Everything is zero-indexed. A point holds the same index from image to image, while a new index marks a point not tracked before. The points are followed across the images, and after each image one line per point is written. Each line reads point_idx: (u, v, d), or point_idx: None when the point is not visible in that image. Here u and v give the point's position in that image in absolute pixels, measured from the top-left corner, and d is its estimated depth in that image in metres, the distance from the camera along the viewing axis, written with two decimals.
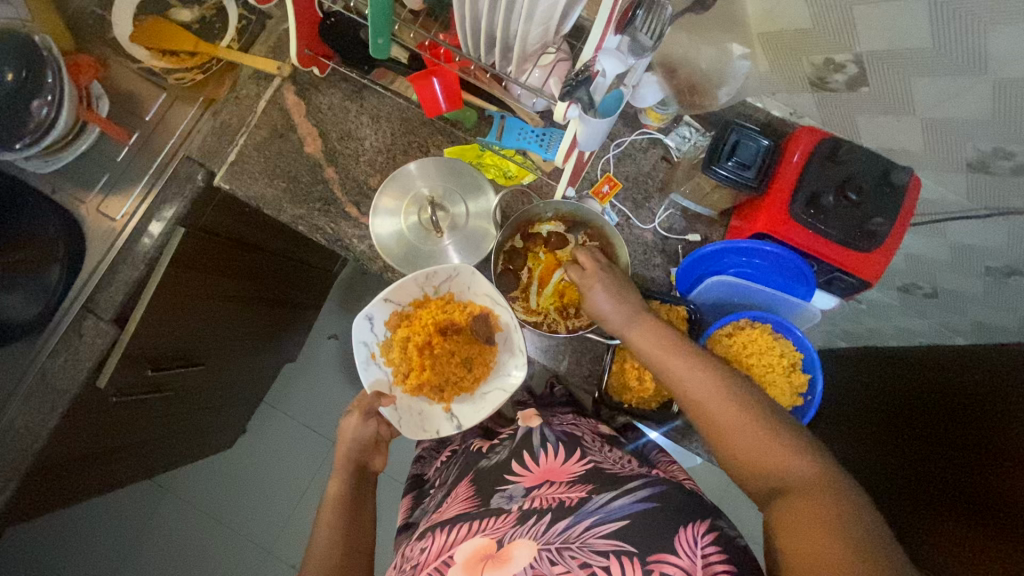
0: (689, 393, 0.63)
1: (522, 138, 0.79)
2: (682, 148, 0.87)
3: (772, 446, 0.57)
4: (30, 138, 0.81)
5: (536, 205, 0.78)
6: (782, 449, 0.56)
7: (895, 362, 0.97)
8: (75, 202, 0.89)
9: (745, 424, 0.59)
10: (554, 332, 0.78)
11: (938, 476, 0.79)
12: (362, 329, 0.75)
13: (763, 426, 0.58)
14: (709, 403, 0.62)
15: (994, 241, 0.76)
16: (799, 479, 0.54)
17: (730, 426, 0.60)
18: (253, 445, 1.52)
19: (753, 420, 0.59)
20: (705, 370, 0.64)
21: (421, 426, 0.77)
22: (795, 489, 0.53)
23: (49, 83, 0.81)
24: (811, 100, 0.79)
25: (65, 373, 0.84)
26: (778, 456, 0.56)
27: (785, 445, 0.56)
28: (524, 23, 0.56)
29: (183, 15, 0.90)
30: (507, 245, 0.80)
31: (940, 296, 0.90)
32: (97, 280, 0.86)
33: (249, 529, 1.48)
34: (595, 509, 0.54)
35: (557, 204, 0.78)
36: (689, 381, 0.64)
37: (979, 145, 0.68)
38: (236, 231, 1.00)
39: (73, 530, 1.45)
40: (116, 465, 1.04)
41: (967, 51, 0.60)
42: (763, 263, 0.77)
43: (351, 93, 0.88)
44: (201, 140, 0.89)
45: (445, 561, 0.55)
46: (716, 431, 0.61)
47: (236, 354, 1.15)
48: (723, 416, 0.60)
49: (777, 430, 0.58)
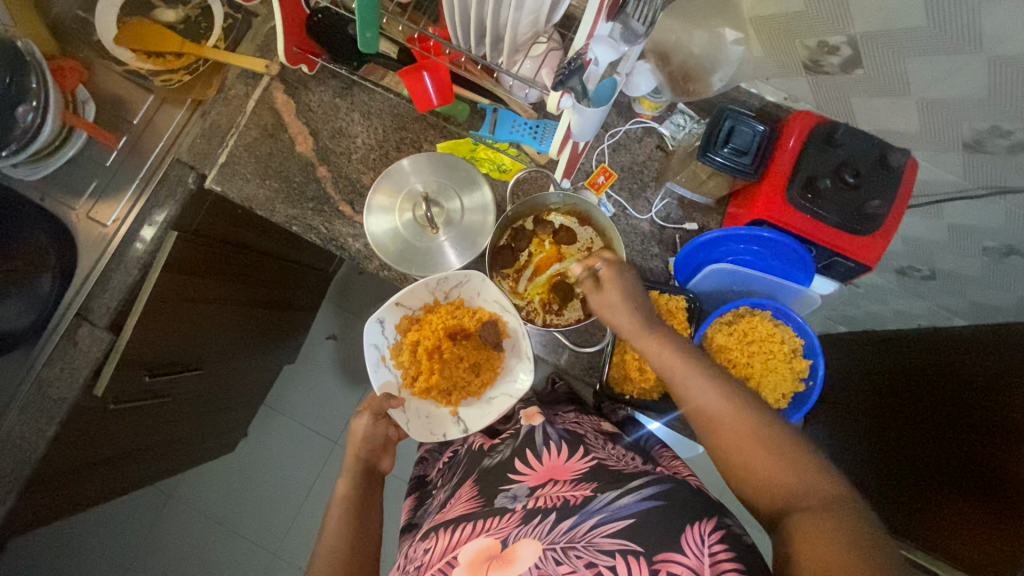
0: (693, 402, 0.62)
1: (515, 130, 0.78)
2: (676, 136, 0.87)
3: (776, 456, 0.55)
4: (16, 145, 0.79)
5: (557, 193, 0.78)
6: (795, 470, 0.54)
7: (895, 345, 0.96)
8: (65, 209, 0.87)
9: (754, 438, 0.57)
10: (529, 321, 0.78)
11: (940, 464, 0.80)
12: (373, 332, 0.75)
13: (774, 442, 0.56)
14: (722, 420, 0.59)
15: (992, 221, 0.76)
16: (807, 496, 0.52)
17: (741, 444, 0.57)
18: (255, 448, 1.51)
19: (766, 438, 0.57)
20: (719, 387, 0.61)
21: (429, 429, 0.78)
22: (794, 493, 0.53)
23: (34, 88, 0.79)
24: (805, 83, 0.78)
25: (62, 382, 0.84)
26: (790, 476, 0.54)
27: (797, 463, 0.54)
28: (515, 12, 0.56)
29: (167, 15, 0.88)
30: (519, 223, 0.81)
31: (938, 277, 0.90)
32: (90, 287, 0.86)
33: (254, 532, 1.47)
34: (600, 508, 0.53)
35: (566, 196, 0.78)
36: (695, 391, 0.62)
37: (975, 125, 0.68)
38: (228, 234, 0.99)
39: (77, 539, 1.44)
40: (118, 472, 1.03)
41: (961, 29, 0.59)
42: (761, 249, 0.77)
43: (341, 90, 0.87)
44: (191, 142, 0.88)
45: (450, 562, 0.54)
46: (726, 449, 0.58)
47: (235, 357, 1.14)
48: (726, 425, 0.59)
49: (787, 445, 0.56)
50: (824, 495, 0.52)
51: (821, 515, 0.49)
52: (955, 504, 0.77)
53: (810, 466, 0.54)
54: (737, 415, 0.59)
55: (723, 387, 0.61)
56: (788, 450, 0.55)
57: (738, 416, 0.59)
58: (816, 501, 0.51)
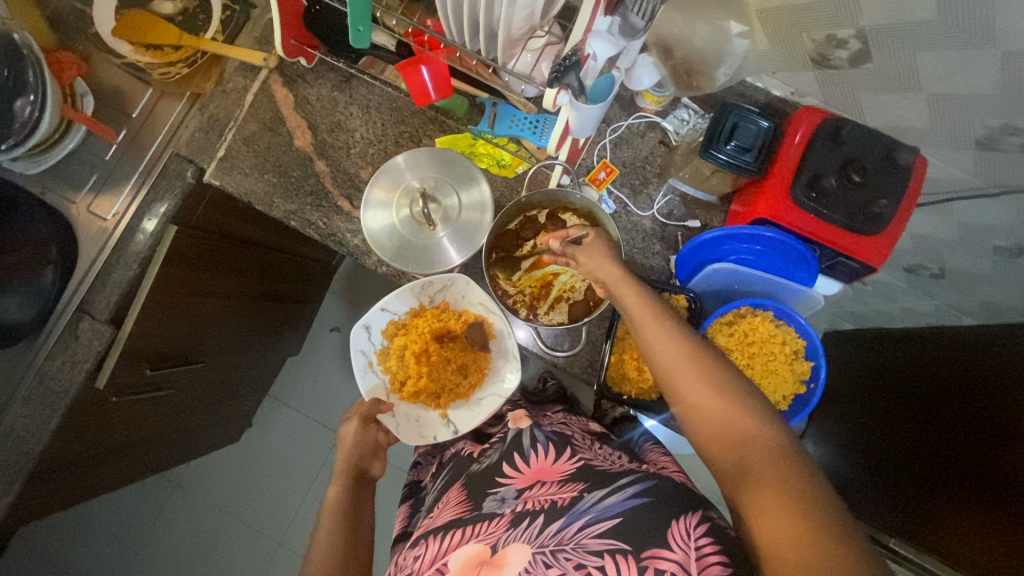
0: (655, 358, 0.59)
1: (514, 125, 0.74)
2: (680, 131, 0.85)
3: (733, 413, 0.54)
4: (15, 139, 0.78)
5: (576, 194, 0.76)
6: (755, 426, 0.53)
7: (900, 343, 0.94)
8: (66, 203, 0.87)
9: (716, 396, 0.55)
10: (511, 309, 0.77)
11: (944, 467, 0.78)
12: (359, 338, 0.78)
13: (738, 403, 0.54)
14: (680, 374, 0.56)
15: (1004, 220, 0.73)
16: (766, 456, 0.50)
17: (702, 401, 0.55)
18: (260, 438, 1.52)
19: (728, 397, 0.54)
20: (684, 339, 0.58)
21: (419, 432, 0.79)
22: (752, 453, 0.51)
23: (32, 82, 0.79)
24: (813, 78, 0.76)
25: (63, 375, 0.84)
26: (751, 434, 0.52)
27: (758, 420, 0.53)
28: (508, 8, 0.54)
29: (165, 6, 0.86)
30: (533, 213, 0.79)
31: (948, 277, 0.88)
32: (91, 282, 0.86)
33: (259, 520, 1.49)
34: (586, 509, 0.53)
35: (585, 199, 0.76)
36: (659, 347, 0.58)
37: (987, 122, 0.66)
38: (228, 227, 0.99)
39: (86, 525, 1.47)
40: (122, 463, 1.05)
41: (974, 21, 0.57)
42: (764, 249, 0.75)
43: (339, 83, 0.86)
44: (190, 136, 0.87)
45: (439, 569, 0.54)
46: (687, 406, 0.56)
47: (236, 350, 1.14)
48: (686, 384, 0.56)
49: (752, 406, 0.54)
50: (779, 466, 0.49)
51: (778, 490, 0.47)
52: (952, 506, 0.77)
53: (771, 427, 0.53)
54: (698, 372, 0.56)
55: (692, 347, 0.58)
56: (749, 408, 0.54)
57: (700, 375, 0.56)
58: (769, 466, 0.49)
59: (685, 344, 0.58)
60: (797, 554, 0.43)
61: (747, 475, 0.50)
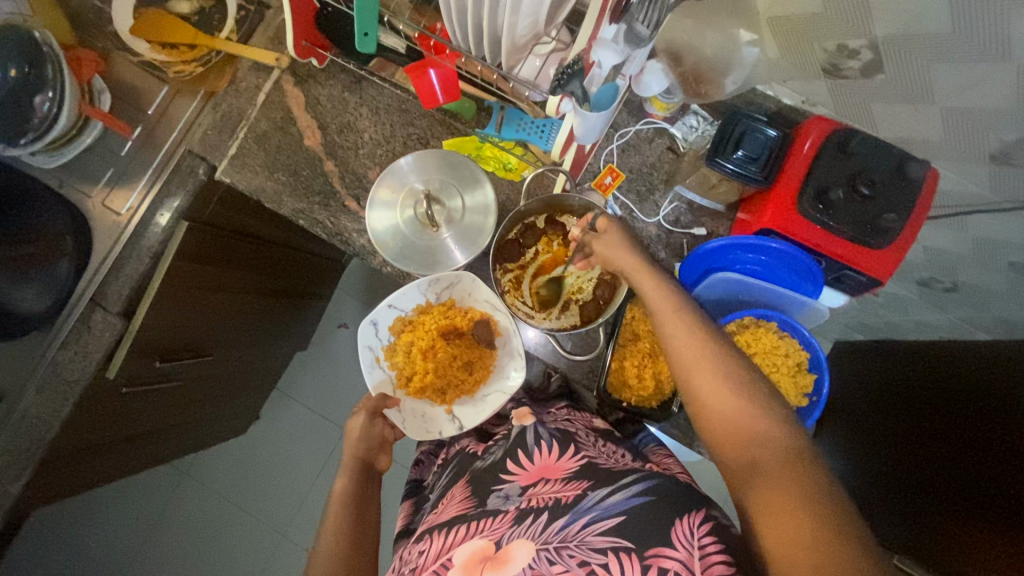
0: (672, 352, 0.60)
1: (522, 129, 0.78)
2: (688, 138, 0.85)
3: (749, 414, 0.53)
4: (33, 134, 0.82)
5: (573, 195, 0.75)
6: (759, 418, 0.53)
7: (910, 357, 0.92)
8: (81, 196, 0.89)
9: (723, 391, 0.55)
10: (528, 319, 0.79)
11: (952, 486, 0.76)
12: (367, 333, 0.78)
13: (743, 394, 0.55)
14: (692, 368, 0.58)
15: (1018, 234, 0.72)
16: (770, 449, 0.51)
17: (711, 394, 0.56)
18: (266, 431, 1.55)
19: (733, 391, 0.55)
20: (701, 337, 0.59)
21: (425, 428, 0.79)
22: (754, 446, 0.52)
23: (50, 78, 0.81)
24: (824, 87, 0.75)
25: (76, 365, 0.86)
26: (755, 426, 0.53)
27: (762, 410, 0.53)
28: (511, 16, 0.55)
29: (182, 6, 0.88)
30: (531, 220, 0.80)
31: (961, 290, 0.86)
32: (104, 275, 0.88)
33: (265, 511, 1.52)
34: (591, 506, 0.53)
35: (579, 201, 0.76)
36: (675, 338, 0.60)
37: (1003, 136, 0.64)
38: (239, 223, 1.01)
39: (95, 512, 1.50)
40: (132, 451, 1.07)
41: (991, 34, 0.56)
42: (769, 259, 0.73)
43: (350, 84, 0.86)
44: (202, 134, 0.88)
45: (445, 564, 0.54)
46: (695, 400, 0.57)
47: (244, 344, 1.16)
48: (699, 373, 0.57)
49: (755, 395, 0.55)
50: (782, 454, 0.50)
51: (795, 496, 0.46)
52: (954, 521, 0.75)
53: (772, 412, 0.53)
54: (715, 367, 0.57)
55: (707, 344, 0.59)
56: (753, 396, 0.54)
57: (715, 363, 0.57)
58: (778, 459, 0.50)
59: (701, 337, 0.59)
60: (801, 555, 0.43)
61: (752, 467, 0.51)
